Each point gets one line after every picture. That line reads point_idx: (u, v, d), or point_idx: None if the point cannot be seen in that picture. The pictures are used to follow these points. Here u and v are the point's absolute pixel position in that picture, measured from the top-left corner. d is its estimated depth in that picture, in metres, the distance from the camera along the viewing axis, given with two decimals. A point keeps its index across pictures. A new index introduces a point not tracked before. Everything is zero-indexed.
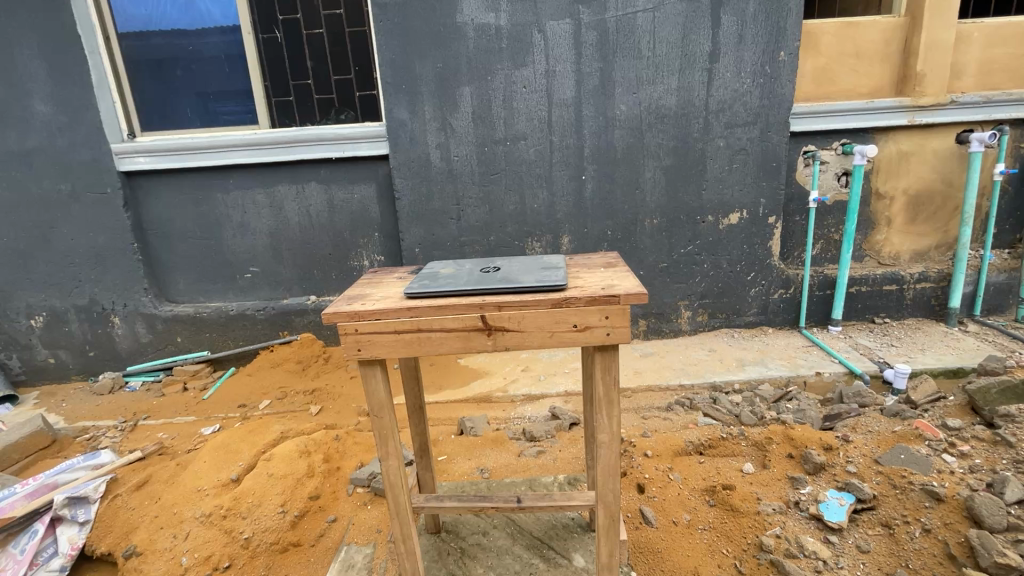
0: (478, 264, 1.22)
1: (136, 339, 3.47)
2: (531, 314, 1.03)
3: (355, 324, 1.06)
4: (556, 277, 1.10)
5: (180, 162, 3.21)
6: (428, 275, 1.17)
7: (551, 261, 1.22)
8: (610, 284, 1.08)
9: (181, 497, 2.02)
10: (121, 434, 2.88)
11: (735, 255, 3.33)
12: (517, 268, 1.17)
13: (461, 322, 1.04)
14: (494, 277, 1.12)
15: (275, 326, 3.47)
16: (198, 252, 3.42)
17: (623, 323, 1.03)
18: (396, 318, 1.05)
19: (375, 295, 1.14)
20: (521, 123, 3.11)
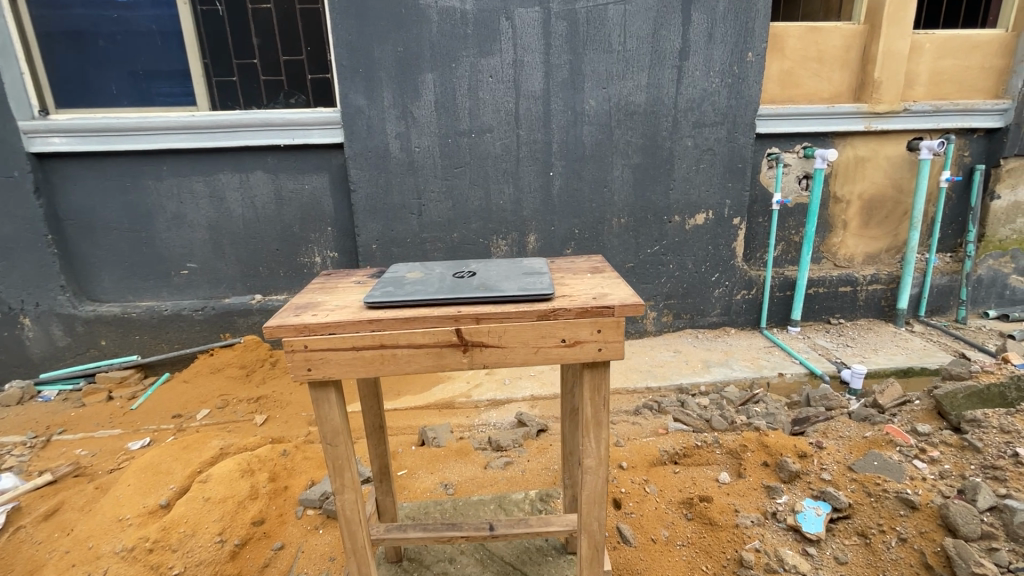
0: (451, 268, 1.07)
1: (50, 343, 3.08)
2: (514, 327, 0.90)
3: (304, 340, 0.89)
4: (541, 284, 0.96)
5: (103, 145, 2.86)
6: (392, 283, 1.01)
7: (533, 263, 1.09)
8: (602, 292, 0.96)
9: (99, 529, 1.75)
10: (31, 452, 2.53)
11: (700, 256, 3.32)
12: (496, 273, 1.03)
13: (432, 337, 0.90)
14: (470, 284, 0.98)
15: (215, 327, 3.17)
16: (125, 245, 3.07)
17: (616, 336, 0.91)
18: (354, 333, 0.90)
19: (331, 303, 0.97)
20: (487, 115, 2.96)
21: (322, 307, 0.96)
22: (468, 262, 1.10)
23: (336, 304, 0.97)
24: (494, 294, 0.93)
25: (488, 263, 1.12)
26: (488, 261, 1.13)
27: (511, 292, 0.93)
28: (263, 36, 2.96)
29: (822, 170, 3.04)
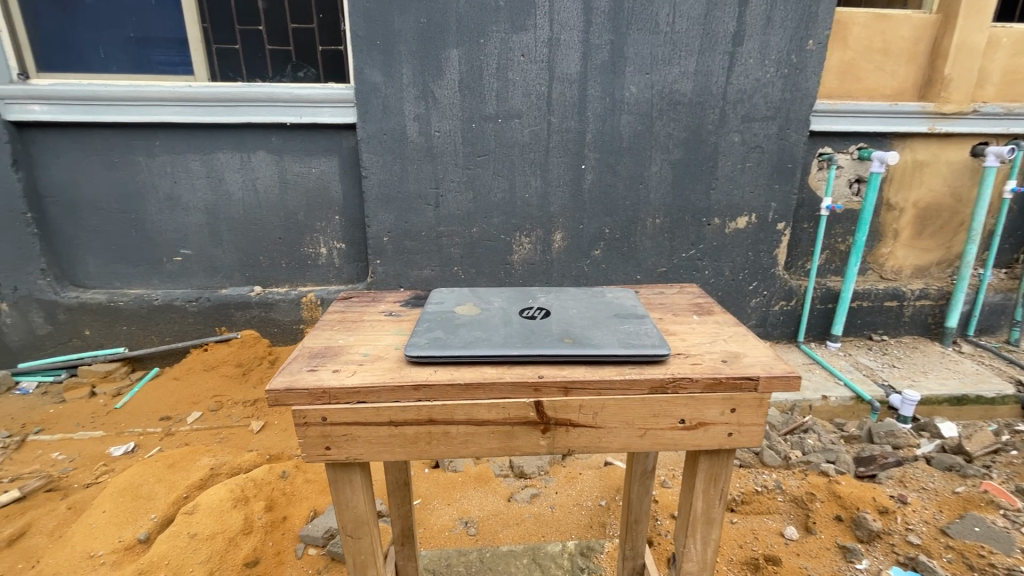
0: (514, 301, 0.82)
1: (30, 331, 2.83)
2: (615, 402, 0.65)
3: (322, 410, 0.63)
4: (649, 335, 0.70)
5: (89, 115, 2.57)
6: (440, 322, 0.75)
7: (623, 299, 0.84)
8: (732, 353, 0.71)
9: (67, 566, 1.50)
10: (3, 454, 2.29)
11: (738, 262, 3.05)
12: (577, 313, 0.78)
13: (502, 412, 0.64)
14: (549, 329, 0.72)
15: (210, 320, 2.92)
16: (113, 228, 2.79)
17: (755, 419, 0.67)
18: (391, 404, 0.64)
19: (359, 352, 0.71)
20: (516, 98, 2.67)
21: (347, 357, 0.70)
22: (536, 294, 0.85)
23: (365, 352, 0.71)
24: (587, 349, 0.67)
25: (560, 294, 0.87)
26: (559, 292, 0.88)
27: (611, 347, 0.67)
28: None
29: (879, 174, 2.75)
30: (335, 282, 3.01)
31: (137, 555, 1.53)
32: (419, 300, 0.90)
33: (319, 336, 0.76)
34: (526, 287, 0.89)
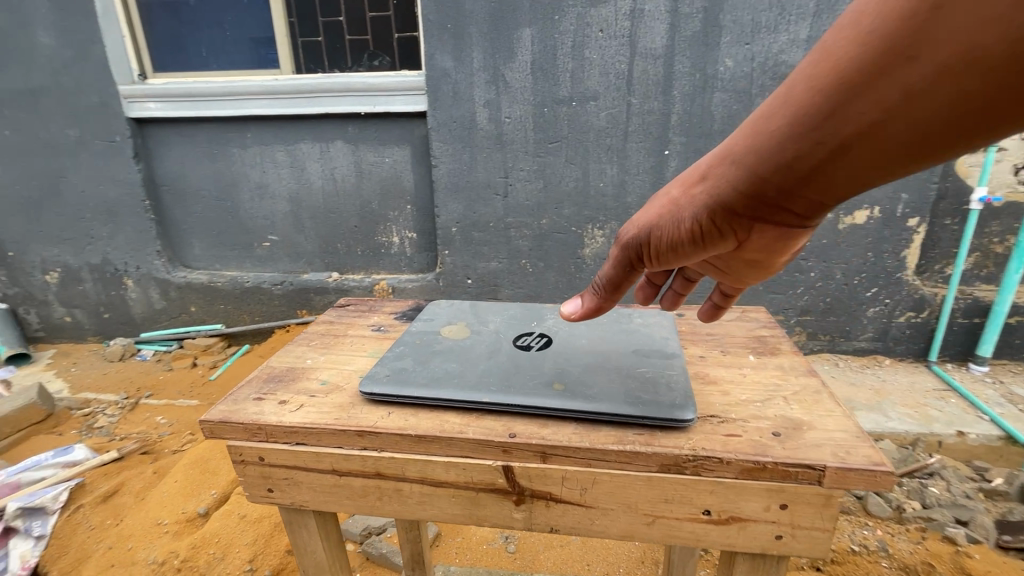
0: (511, 334, 0.82)
1: (149, 304, 3.19)
2: (613, 479, 0.62)
3: (259, 449, 0.67)
4: (667, 394, 0.67)
5: (192, 110, 2.80)
6: (412, 348, 0.78)
7: (654, 346, 0.80)
8: (791, 426, 0.65)
9: (139, 530, 1.67)
10: (120, 413, 2.60)
11: (853, 264, 2.58)
12: (591, 357, 0.76)
13: (473, 477, 0.64)
14: (544, 373, 0.71)
15: (293, 303, 3.09)
16: (214, 214, 3.03)
17: (808, 519, 0.60)
18: (328, 450, 0.66)
19: (316, 380, 0.75)
20: (593, 79, 2.45)
21: (302, 385, 0.74)
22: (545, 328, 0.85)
23: (321, 381, 0.75)
24: (589, 402, 0.65)
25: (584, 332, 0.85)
26: (583, 329, 0.86)
27: (617, 405, 0.65)
28: None
29: None
30: (405, 271, 3.03)
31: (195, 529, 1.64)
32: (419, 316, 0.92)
33: (290, 353, 0.83)
34: (537, 320, 0.89)
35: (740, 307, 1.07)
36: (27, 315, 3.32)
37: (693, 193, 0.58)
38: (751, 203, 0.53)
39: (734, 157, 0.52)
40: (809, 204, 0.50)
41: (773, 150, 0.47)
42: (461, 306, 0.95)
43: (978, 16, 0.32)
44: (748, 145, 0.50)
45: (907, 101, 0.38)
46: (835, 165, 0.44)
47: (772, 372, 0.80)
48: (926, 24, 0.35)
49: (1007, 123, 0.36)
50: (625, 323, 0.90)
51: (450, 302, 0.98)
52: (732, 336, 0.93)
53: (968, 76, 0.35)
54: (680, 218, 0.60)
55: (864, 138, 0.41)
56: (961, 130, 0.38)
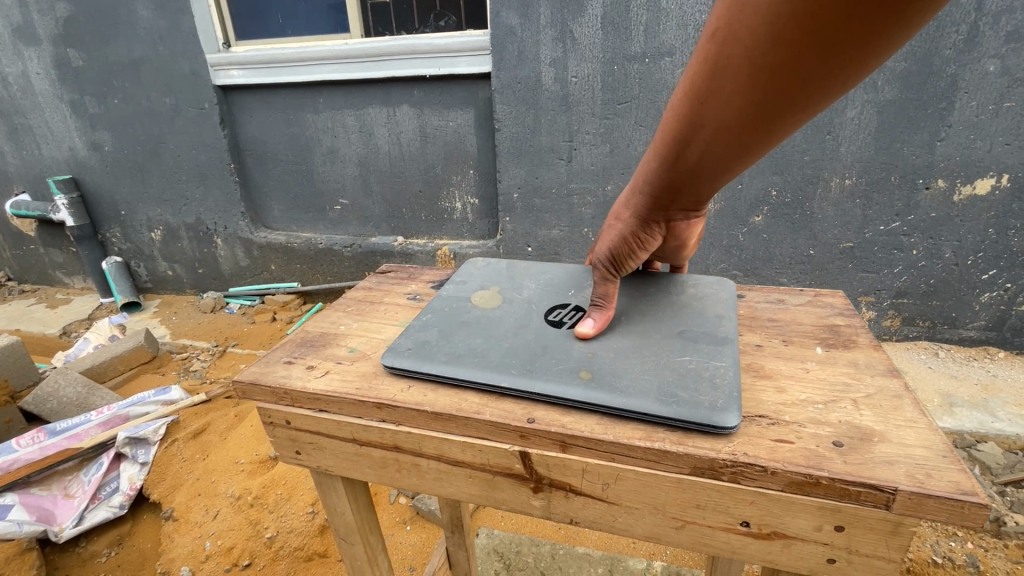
0: (543, 313, 0.82)
1: (236, 261, 3.45)
2: (638, 477, 0.61)
3: (286, 413, 0.76)
4: (709, 393, 0.63)
5: (270, 77, 2.91)
6: (439, 323, 0.81)
7: (703, 333, 0.75)
8: (859, 436, 0.59)
9: (220, 465, 1.95)
10: (211, 359, 2.87)
11: (968, 242, 2.25)
12: (625, 344, 0.73)
13: (491, 460, 0.67)
14: (570, 362, 0.70)
15: (361, 265, 3.21)
16: (290, 177, 3.19)
17: (867, 543, 0.56)
18: (346, 419, 0.73)
19: (345, 347, 0.84)
20: (669, 32, 2.24)
21: (330, 351, 0.83)
22: (581, 304, 0.83)
23: (350, 348, 0.84)
24: (616, 399, 0.63)
25: (626, 309, 0.82)
26: (625, 307, 0.83)
27: (648, 404, 0.62)
28: None
29: None
30: (467, 237, 3.04)
31: (267, 469, 1.94)
32: (455, 284, 0.94)
33: (327, 319, 0.93)
34: (575, 294, 0.87)
35: (811, 291, 0.96)
36: (137, 268, 3.72)
37: (622, 220, 0.74)
38: (660, 216, 0.72)
39: (636, 190, 0.71)
40: (693, 205, 0.70)
41: (653, 187, 0.68)
42: (499, 274, 0.96)
43: (718, 109, 0.53)
44: (641, 182, 0.70)
45: (709, 148, 0.58)
46: (697, 184, 0.64)
47: (843, 368, 0.72)
48: (696, 116, 0.56)
49: (767, 147, 0.57)
50: (676, 300, 0.84)
51: (490, 268, 0.99)
52: (798, 325, 0.85)
53: (731, 134, 0.55)
54: (620, 238, 0.75)
55: (701, 169, 0.61)
56: (750, 156, 0.58)
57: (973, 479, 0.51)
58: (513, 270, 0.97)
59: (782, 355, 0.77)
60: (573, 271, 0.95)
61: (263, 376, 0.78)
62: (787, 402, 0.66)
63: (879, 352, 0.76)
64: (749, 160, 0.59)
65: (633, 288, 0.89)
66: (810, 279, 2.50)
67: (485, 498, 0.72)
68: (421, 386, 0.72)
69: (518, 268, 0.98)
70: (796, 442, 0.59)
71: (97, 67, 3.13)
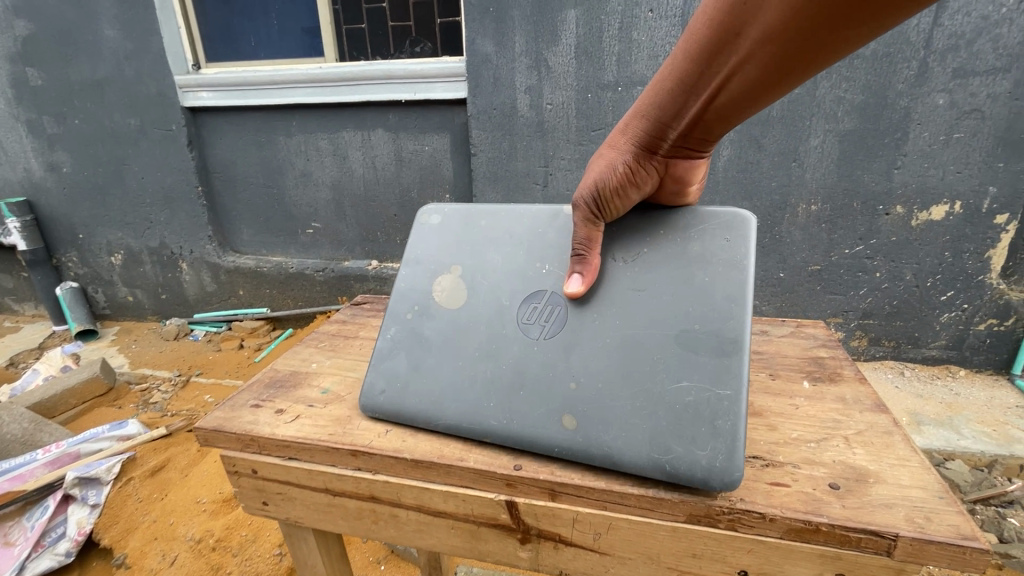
0: (512, 308, 0.80)
1: (202, 286, 3.33)
2: (632, 525, 0.65)
3: (251, 462, 0.81)
4: (705, 444, 0.63)
5: (241, 99, 2.86)
6: (407, 342, 0.84)
7: (708, 330, 0.67)
8: (855, 476, 0.64)
9: (179, 506, 1.84)
10: (172, 389, 2.72)
11: (926, 264, 2.34)
12: (614, 368, 0.70)
13: (482, 508, 0.71)
14: (555, 401, 0.71)
15: (333, 290, 3.13)
16: (261, 200, 3.12)
17: None
18: (314, 465, 0.78)
19: (317, 388, 0.92)
20: (641, 63, 2.30)
21: (301, 393, 0.91)
22: (558, 302, 0.77)
23: (322, 390, 0.91)
24: (605, 451, 0.67)
25: (607, 301, 0.75)
26: (605, 299, 0.75)
27: (636, 461, 0.65)
28: None
29: None
30: None
31: (230, 509, 1.83)
32: (411, 266, 0.91)
33: (300, 357, 1.03)
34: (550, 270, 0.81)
35: (796, 322, 1.07)
36: (95, 294, 3.55)
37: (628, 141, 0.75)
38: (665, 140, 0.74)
39: (647, 107, 0.73)
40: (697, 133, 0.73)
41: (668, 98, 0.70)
42: (458, 242, 0.89)
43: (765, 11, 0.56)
44: (654, 97, 0.72)
45: (740, 57, 0.61)
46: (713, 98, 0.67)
47: (831, 404, 0.79)
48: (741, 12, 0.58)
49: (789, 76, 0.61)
50: (677, 256, 0.73)
51: (452, 220, 0.92)
52: (782, 358, 0.94)
53: (768, 42, 0.58)
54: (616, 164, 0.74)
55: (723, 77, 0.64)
56: (773, 81, 0.62)
57: (971, 523, 0.55)
58: (476, 227, 0.90)
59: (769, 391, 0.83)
60: (543, 223, 0.85)
61: (228, 422, 0.83)
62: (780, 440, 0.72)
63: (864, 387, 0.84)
64: (755, 95, 0.65)
65: (610, 273, 0.76)
66: (780, 301, 2.56)
67: (472, 549, 0.76)
68: (398, 433, 0.79)
69: (480, 224, 0.89)
70: (792, 485, 0.63)
71: (57, 87, 3.03)
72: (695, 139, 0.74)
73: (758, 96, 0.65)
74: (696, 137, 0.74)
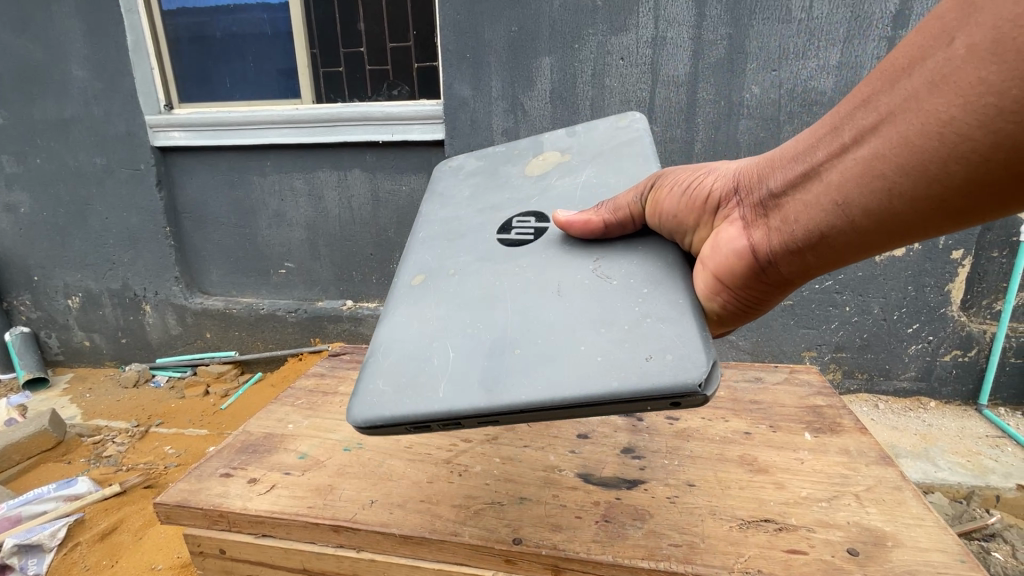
0: (523, 212, 1.00)
1: (166, 330, 3.19)
2: None
3: (221, 540, 0.96)
4: (402, 394, 0.79)
5: (214, 139, 2.83)
6: (494, 157, 1.22)
7: (507, 368, 0.75)
8: (877, 541, 0.82)
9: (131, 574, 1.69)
10: (129, 442, 2.54)
11: (892, 298, 2.43)
12: (460, 320, 0.86)
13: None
14: (435, 278, 0.95)
15: (306, 331, 3.04)
16: (233, 240, 3.04)
17: None
18: (285, 542, 0.93)
19: (296, 454, 1.10)
20: (614, 107, 2.39)
21: (280, 459, 1.08)
22: (525, 234, 0.96)
23: (299, 456, 1.09)
24: (394, 321, 0.91)
25: (540, 267, 0.89)
26: (545, 262, 0.89)
27: (383, 351, 0.87)
28: (370, 21, 2.65)
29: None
30: None
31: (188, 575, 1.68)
32: (570, 135, 1.17)
33: (280, 422, 1.21)
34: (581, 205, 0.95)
35: (789, 369, 1.39)
36: (48, 339, 3.35)
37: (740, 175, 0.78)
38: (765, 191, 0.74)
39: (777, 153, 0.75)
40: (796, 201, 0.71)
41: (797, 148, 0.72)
42: (599, 151, 1.09)
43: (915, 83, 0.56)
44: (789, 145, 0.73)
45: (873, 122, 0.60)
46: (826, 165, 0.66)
47: (834, 457, 1.04)
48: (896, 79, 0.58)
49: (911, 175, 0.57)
50: (604, 314, 0.77)
51: (625, 132, 1.11)
52: (781, 408, 1.23)
53: (901, 114, 0.57)
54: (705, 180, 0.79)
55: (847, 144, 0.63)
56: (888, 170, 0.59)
57: None
58: (619, 151, 1.06)
59: (775, 445, 1.08)
60: (629, 180, 0.96)
61: (194, 496, 0.98)
62: (790, 500, 0.92)
63: (862, 436, 1.09)
64: (902, 156, 0.57)
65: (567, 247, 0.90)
66: (756, 337, 2.59)
67: None
68: (384, 505, 0.94)
69: (622, 150, 1.05)
70: (809, 553, 0.80)
71: (20, 126, 2.95)
72: (788, 197, 0.71)
73: (911, 156, 0.56)
74: (790, 196, 0.71)
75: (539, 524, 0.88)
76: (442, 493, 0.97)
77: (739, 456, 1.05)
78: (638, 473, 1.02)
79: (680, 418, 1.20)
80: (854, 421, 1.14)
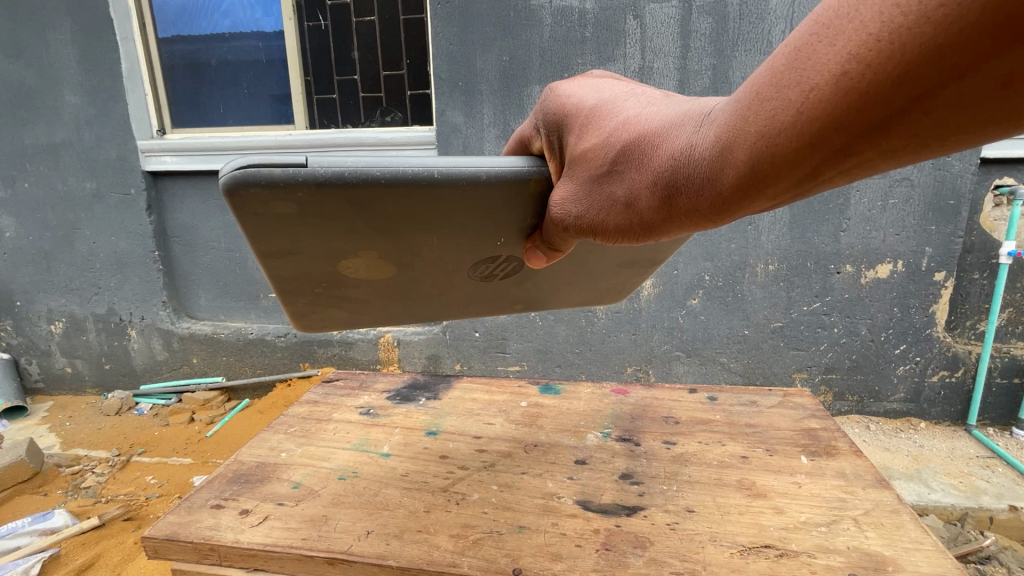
0: (469, 271, 0.89)
1: (151, 355, 3.13)
2: None
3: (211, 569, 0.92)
4: (608, 292, 1.16)
5: (206, 163, 2.84)
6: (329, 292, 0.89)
7: (650, 258, 1.03)
8: (877, 564, 0.82)
9: None
10: (109, 472, 2.46)
11: (879, 321, 2.46)
12: (571, 285, 1.06)
13: None
14: (510, 300, 1.05)
15: (296, 355, 3.00)
16: (222, 264, 3.02)
17: None
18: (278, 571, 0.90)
19: (289, 484, 1.07)
20: None
21: (273, 489, 1.05)
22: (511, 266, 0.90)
23: (293, 485, 1.06)
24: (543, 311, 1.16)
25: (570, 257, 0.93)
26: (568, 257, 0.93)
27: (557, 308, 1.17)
28: (364, 49, 2.70)
29: (1007, 266, 2.21)
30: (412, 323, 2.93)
31: None
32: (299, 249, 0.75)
33: (271, 451, 1.18)
34: (505, 243, 0.83)
35: (782, 393, 1.41)
36: (28, 366, 3.27)
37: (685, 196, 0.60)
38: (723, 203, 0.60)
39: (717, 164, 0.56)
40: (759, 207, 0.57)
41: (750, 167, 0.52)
42: (362, 225, 0.72)
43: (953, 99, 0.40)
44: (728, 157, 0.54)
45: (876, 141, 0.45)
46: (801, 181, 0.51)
47: (831, 480, 1.04)
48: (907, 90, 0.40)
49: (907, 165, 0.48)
50: None
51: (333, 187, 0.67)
52: (776, 431, 1.23)
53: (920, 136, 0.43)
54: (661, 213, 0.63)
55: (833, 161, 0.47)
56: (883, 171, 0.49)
57: None
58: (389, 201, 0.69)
59: (772, 469, 1.08)
60: (482, 205, 0.73)
61: (183, 530, 0.95)
62: (789, 525, 0.92)
63: (857, 459, 1.10)
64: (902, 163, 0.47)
65: None
66: (747, 359, 2.60)
67: None
68: (379, 536, 0.91)
69: (382, 205, 0.69)
70: None
71: (8, 151, 2.93)
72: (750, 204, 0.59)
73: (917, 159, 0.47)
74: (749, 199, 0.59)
75: (538, 553, 0.87)
76: (439, 523, 0.95)
77: (737, 481, 1.05)
78: (636, 500, 1.01)
79: (678, 442, 1.20)
80: (848, 444, 1.14)
